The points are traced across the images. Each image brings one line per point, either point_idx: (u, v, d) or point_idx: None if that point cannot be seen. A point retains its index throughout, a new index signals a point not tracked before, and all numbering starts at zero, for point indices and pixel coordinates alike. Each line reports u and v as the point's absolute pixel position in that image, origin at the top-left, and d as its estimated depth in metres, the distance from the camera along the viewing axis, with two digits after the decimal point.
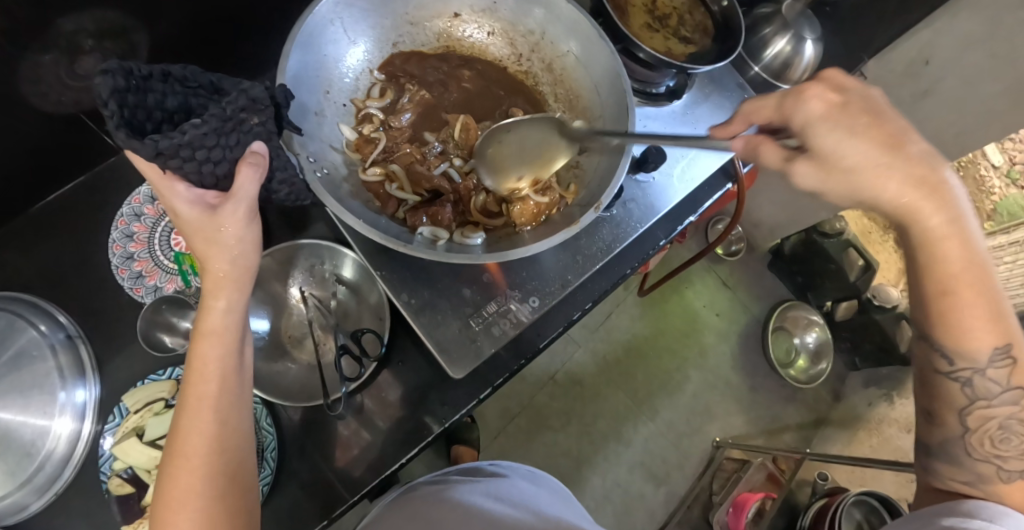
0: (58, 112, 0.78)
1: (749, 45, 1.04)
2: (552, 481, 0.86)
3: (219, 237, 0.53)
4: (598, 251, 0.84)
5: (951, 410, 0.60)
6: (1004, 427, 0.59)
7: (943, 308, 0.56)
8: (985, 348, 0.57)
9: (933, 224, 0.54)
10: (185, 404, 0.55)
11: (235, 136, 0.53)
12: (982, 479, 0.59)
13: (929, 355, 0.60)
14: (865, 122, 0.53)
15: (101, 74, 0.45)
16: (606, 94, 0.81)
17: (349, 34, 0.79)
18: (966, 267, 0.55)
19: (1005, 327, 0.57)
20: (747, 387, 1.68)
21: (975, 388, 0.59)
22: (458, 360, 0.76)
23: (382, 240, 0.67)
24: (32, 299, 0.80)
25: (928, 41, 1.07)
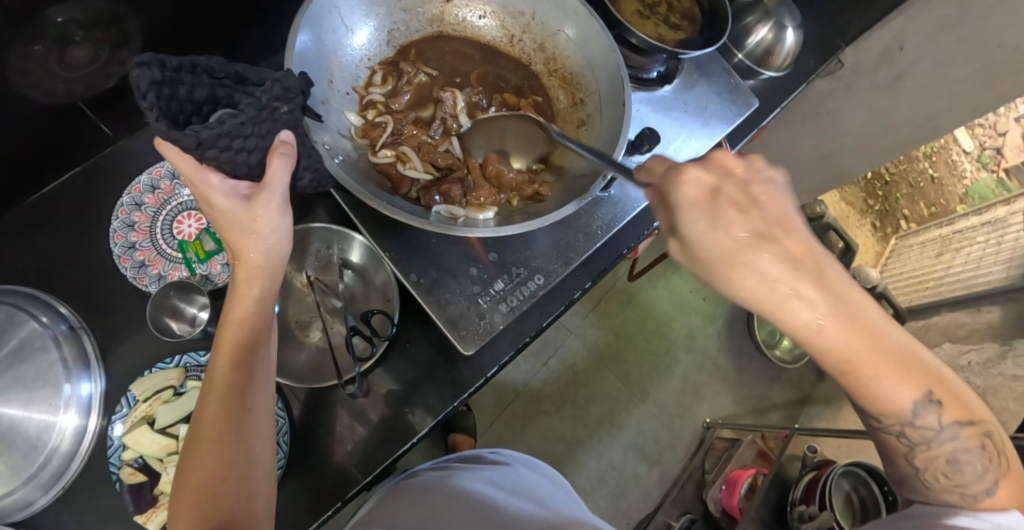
0: (51, 104, 0.76)
1: (734, 34, 1.08)
2: (552, 472, 0.87)
3: (255, 226, 0.55)
4: (598, 229, 0.86)
5: (901, 457, 0.56)
6: (952, 458, 0.54)
7: (841, 373, 0.53)
8: (902, 403, 0.53)
9: (804, 317, 0.52)
10: (210, 388, 0.55)
11: (267, 126, 0.54)
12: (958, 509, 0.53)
13: (864, 416, 0.56)
14: (734, 211, 0.53)
15: (138, 66, 0.47)
16: (600, 67, 0.81)
17: (347, 23, 0.78)
18: (850, 353, 0.52)
19: (913, 376, 0.53)
20: (734, 367, 1.72)
21: (913, 433, 0.54)
22: (467, 335, 0.77)
23: (405, 219, 0.68)
24: (32, 291, 0.78)
25: (901, 27, 1.10)
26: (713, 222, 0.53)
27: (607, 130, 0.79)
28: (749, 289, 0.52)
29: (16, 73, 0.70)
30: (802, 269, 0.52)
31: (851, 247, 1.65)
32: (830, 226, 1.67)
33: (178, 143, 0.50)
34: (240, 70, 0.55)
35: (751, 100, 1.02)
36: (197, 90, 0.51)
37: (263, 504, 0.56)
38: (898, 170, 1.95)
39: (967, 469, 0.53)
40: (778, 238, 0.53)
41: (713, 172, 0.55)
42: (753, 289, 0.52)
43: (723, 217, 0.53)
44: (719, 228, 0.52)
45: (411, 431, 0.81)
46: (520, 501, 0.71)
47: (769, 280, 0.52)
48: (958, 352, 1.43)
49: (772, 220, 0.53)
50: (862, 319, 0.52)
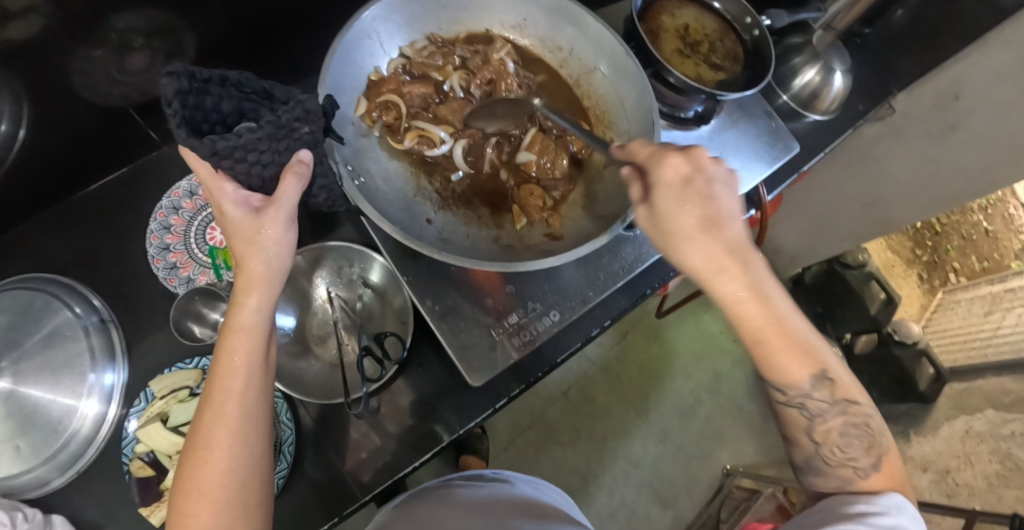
0: (104, 106, 0.81)
1: (779, 76, 1.06)
2: (554, 489, 0.87)
3: (261, 239, 0.57)
4: (620, 269, 0.84)
5: (802, 432, 0.62)
6: (844, 432, 0.61)
7: (753, 343, 0.60)
8: (799, 379, 0.60)
9: (729, 292, 0.59)
10: (210, 395, 0.56)
11: (285, 143, 0.57)
12: (849, 483, 0.59)
13: (768, 390, 0.63)
14: (699, 197, 0.58)
15: (168, 75, 0.49)
16: (631, 108, 0.81)
17: (387, 48, 0.80)
18: (762, 325, 0.59)
19: (812, 357, 0.60)
20: (760, 414, 1.66)
21: (813, 405, 0.61)
22: (477, 368, 0.76)
23: (415, 245, 0.68)
24: (71, 282, 0.83)
25: (957, 74, 1.07)
26: (680, 201, 0.58)
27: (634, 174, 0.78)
28: (693, 261, 0.59)
29: (77, 74, 0.75)
30: (737, 257, 0.59)
31: (892, 299, 1.56)
32: (872, 276, 1.58)
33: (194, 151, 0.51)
34: (268, 88, 0.58)
35: (791, 144, 1.00)
36: (223, 102, 0.54)
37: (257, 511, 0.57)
38: (950, 221, 1.84)
39: (855, 445, 0.60)
40: (724, 229, 0.59)
41: (690, 161, 0.59)
42: (692, 261, 0.59)
43: (687, 200, 0.58)
44: (688, 207, 0.58)
45: (413, 453, 0.81)
46: (516, 516, 0.72)
47: (712, 259, 0.58)
48: (1000, 420, 1.32)
49: (723, 214, 0.59)
50: (773, 299, 0.60)
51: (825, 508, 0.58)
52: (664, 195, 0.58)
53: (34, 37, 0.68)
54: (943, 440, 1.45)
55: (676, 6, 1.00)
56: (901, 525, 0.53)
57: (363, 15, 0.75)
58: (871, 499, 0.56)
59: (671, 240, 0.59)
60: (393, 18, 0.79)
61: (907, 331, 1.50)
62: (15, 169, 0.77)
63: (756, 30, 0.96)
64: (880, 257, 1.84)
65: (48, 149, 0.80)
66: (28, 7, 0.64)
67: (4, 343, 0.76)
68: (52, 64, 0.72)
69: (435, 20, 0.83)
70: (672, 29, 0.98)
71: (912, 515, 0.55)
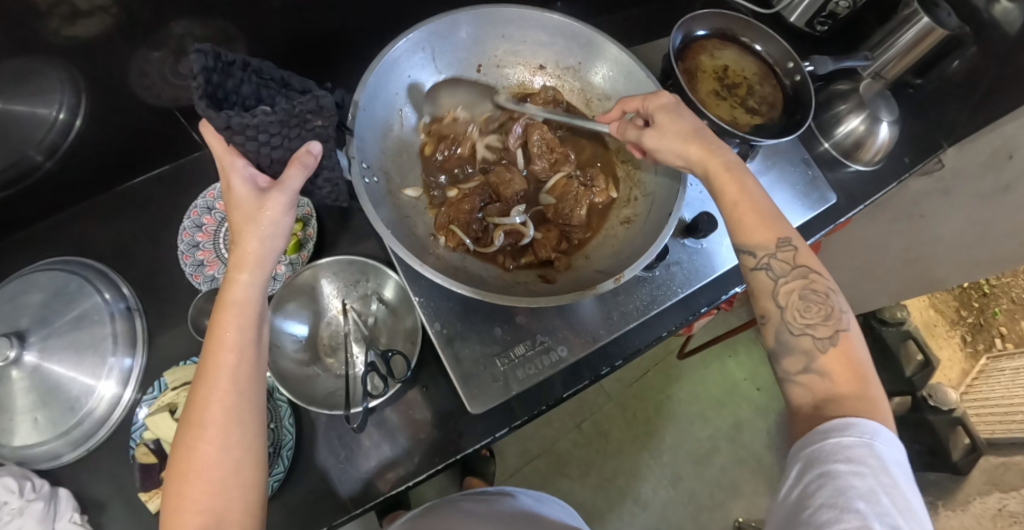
0: (157, 106, 0.86)
1: (823, 122, 1.04)
2: (556, 501, 0.94)
3: (259, 217, 0.56)
4: (634, 308, 0.82)
5: (768, 297, 0.65)
6: (802, 295, 0.63)
7: (731, 215, 0.68)
8: (764, 239, 0.65)
9: (716, 162, 0.69)
10: (203, 373, 0.56)
11: (296, 131, 0.57)
12: (811, 357, 0.61)
13: (738, 260, 0.67)
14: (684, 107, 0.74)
15: (196, 51, 0.51)
16: (663, 171, 0.78)
17: (437, 65, 0.79)
18: (733, 196, 0.68)
19: (776, 227, 0.66)
20: (779, 469, 1.58)
21: (778, 268, 0.64)
22: (479, 394, 0.74)
23: (401, 254, 0.65)
24: (105, 268, 0.87)
25: (1012, 133, 1.02)
26: (676, 109, 0.73)
27: (653, 224, 0.75)
28: (687, 152, 0.70)
29: (134, 74, 0.80)
30: (706, 142, 0.71)
31: (929, 362, 1.50)
32: (909, 336, 1.54)
33: (210, 122, 0.53)
34: (285, 76, 0.60)
35: (825, 195, 0.98)
36: (245, 85, 0.56)
37: (254, 493, 0.56)
38: (1000, 284, 1.80)
39: (817, 307, 0.62)
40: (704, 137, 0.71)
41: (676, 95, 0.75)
42: (680, 151, 0.71)
43: (679, 108, 0.73)
44: (679, 117, 0.72)
45: (408, 472, 0.80)
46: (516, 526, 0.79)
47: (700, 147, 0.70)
48: None
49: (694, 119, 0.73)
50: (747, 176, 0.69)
51: (800, 447, 0.56)
52: (660, 111, 0.73)
53: (98, 35, 0.72)
54: (973, 517, 1.36)
55: (717, 47, 0.98)
56: (875, 453, 0.52)
57: (421, 29, 0.74)
58: (842, 430, 0.54)
59: (665, 139, 0.71)
60: (450, 36, 0.78)
61: (943, 396, 1.43)
62: (69, 156, 0.83)
63: (799, 76, 0.95)
64: (921, 316, 1.74)
65: (101, 141, 0.85)
66: (97, 7, 0.69)
67: (37, 319, 0.80)
68: (112, 64, 0.77)
69: (493, 44, 0.81)
70: (711, 69, 0.96)
71: (887, 438, 0.53)
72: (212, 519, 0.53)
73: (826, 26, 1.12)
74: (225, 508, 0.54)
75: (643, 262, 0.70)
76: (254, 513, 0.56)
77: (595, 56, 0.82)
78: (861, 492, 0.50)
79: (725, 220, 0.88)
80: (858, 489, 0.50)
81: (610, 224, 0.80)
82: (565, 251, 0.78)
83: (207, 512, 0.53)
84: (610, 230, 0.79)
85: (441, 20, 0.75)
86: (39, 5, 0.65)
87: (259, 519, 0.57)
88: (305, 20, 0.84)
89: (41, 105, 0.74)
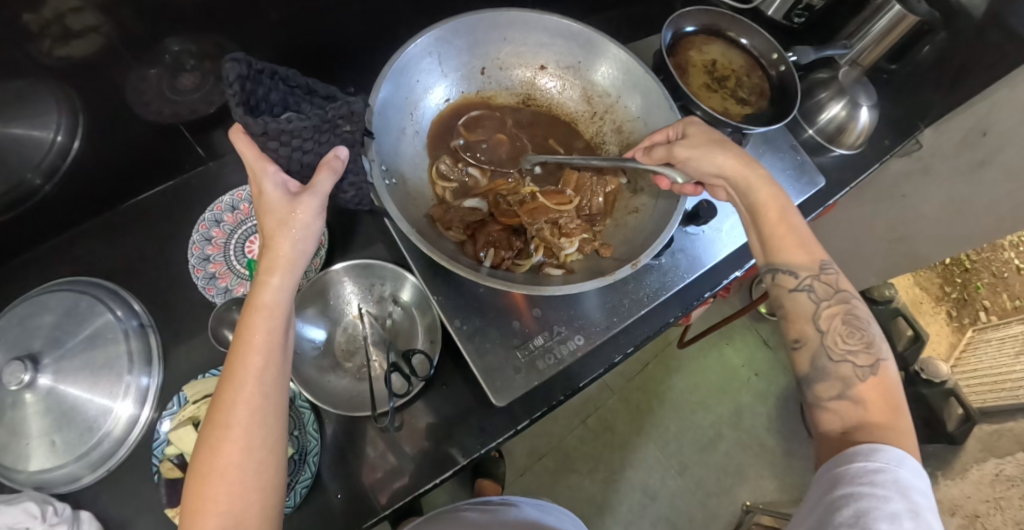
0: (158, 122, 0.87)
1: (805, 110, 1.07)
2: (562, 512, 0.94)
3: (291, 220, 0.57)
4: (645, 296, 0.83)
5: (807, 320, 0.69)
6: (845, 321, 0.67)
7: (774, 234, 0.72)
8: (805, 260, 0.70)
9: (755, 178, 0.73)
10: (231, 374, 0.56)
11: (327, 136, 0.59)
12: (848, 384, 0.64)
13: (778, 281, 0.72)
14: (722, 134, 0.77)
15: (231, 59, 0.53)
16: None
17: (443, 69, 0.81)
18: (769, 213, 0.73)
19: (813, 249, 0.71)
20: (782, 451, 1.62)
21: (819, 290, 0.69)
22: (501, 387, 0.75)
23: (429, 251, 0.67)
24: (114, 287, 0.87)
25: (984, 112, 1.07)
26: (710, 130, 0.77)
27: (661, 212, 0.78)
28: (726, 169, 0.74)
29: (133, 90, 0.80)
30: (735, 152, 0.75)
31: (919, 338, 1.57)
32: (898, 313, 1.60)
33: (246, 128, 0.55)
34: (310, 83, 0.61)
35: (814, 178, 1.01)
36: (273, 93, 0.57)
37: (273, 495, 0.56)
38: (979, 258, 1.88)
39: (857, 334, 0.66)
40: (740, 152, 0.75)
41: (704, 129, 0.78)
42: (720, 164, 0.74)
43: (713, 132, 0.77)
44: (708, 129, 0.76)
45: (432, 471, 0.80)
46: None
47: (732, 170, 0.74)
48: None
49: (715, 136, 0.76)
50: (778, 197, 0.73)
51: (828, 468, 0.59)
52: (694, 127, 0.76)
53: (94, 54, 0.73)
54: (972, 483, 1.41)
55: (704, 42, 1.01)
56: (901, 480, 0.55)
57: (425, 35, 0.76)
58: (868, 455, 0.57)
59: (701, 150, 0.74)
60: (454, 41, 0.80)
61: (935, 370, 1.50)
62: (73, 175, 0.82)
63: (783, 66, 0.98)
64: (908, 293, 1.80)
65: (101, 160, 0.85)
66: (88, 27, 0.69)
67: (49, 341, 0.79)
68: (111, 81, 0.77)
69: (496, 46, 0.83)
70: (700, 64, 1.00)
71: (912, 466, 0.56)
72: (231, 521, 0.53)
73: (803, 18, 1.15)
74: (245, 511, 0.54)
75: (655, 249, 0.72)
76: (271, 516, 0.56)
77: (595, 55, 0.84)
78: (883, 515, 0.53)
79: (722, 207, 0.91)
80: (881, 511, 0.53)
81: (617, 213, 0.82)
82: (593, 239, 0.79)
83: (228, 513, 0.53)
84: (630, 222, 0.80)
85: (447, 25, 0.77)
86: (31, 25, 0.65)
87: (276, 523, 0.57)
88: (301, 33, 0.85)
89: (38, 126, 0.73)
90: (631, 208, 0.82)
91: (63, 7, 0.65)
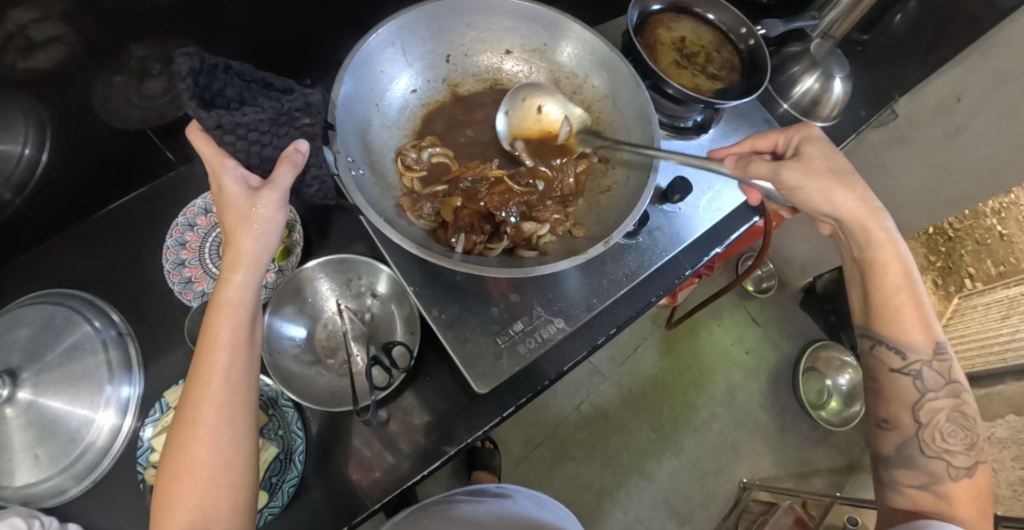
0: (126, 128, 0.86)
1: (778, 83, 1.07)
2: (558, 507, 0.94)
3: (252, 215, 0.57)
4: (623, 276, 0.83)
5: (906, 408, 0.69)
6: (949, 420, 0.67)
7: (888, 300, 0.70)
8: (921, 340, 0.69)
9: (878, 236, 0.71)
10: (197, 373, 0.55)
11: (285, 129, 0.58)
12: (935, 479, 0.65)
13: (884, 352, 0.70)
14: (836, 176, 0.72)
15: (183, 54, 0.53)
16: (636, 138, 0.80)
17: (406, 58, 0.80)
18: (893, 278, 0.70)
19: (932, 330, 0.69)
20: (777, 426, 1.63)
21: (930, 379, 0.68)
22: (482, 375, 0.75)
23: (398, 239, 0.67)
24: (90, 296, 0.86)
25: (959, 78, 1.07)
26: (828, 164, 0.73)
27: (631, 192, 0.77)
28: (844, 208, 0.72)
29: (98, 98, 0.79)
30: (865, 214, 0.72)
31: None
32: None
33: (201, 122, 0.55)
34: (266, 77, 0.60)
35: None
36: (228, 88, 0.57)
37: (245, 493, 0.56)
38: (962, 226, 1.90)
39: (958, 436, 0.66)
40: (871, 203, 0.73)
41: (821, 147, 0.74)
42: (839, 204, 0.72)
43: (830, 161, 0.73)
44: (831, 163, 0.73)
45: (422, 462, 0.80)
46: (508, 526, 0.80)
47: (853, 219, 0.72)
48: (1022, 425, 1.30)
49: (846, 180, 0.72)
50: (904, 264, 0.70)
51: None
52: (811, 148, 0.74)
53: (58, 64, 0.72)
54: None
55: (672, 19, 1.01)
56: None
57: (385, 25, 0.75)
58: None
59: (815, 183, 0.72)
60: (416, 30, 0.79)
61: None
62: (44, 187, 0.82)
63: (752, 40, 0.98)
64: None
65: (71, 170, 0.84)
66: (51, 37, 0.68)
67: (27, 354, 0.79)
68: (76, 89, 0.76)
69: (459, 33, 0.83)
70: (669, 41, 0.99)
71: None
72: (200, 521, 0.53)
73: None
74: (216, 508, 0.54)
75: (626, 227, 0.72)
76: (243, 514, 0.55)
77: (560, 37, 0.83)
78: None
79: (696, 184, 0.91)
80: None
81: (590, 193, 0.81)
82: (567, 220, 0.78)
83: (197, 513, 0.53)
84: (604, 201, 0.80)
85: (407, 14, 0.76)
86: None
87: (248, 520, 0.56)
88: (265, 30, 0.84)
89: (6, 140, 0.72)
90: (605, 185, 0.81)
91: (21, 18, 0.64)
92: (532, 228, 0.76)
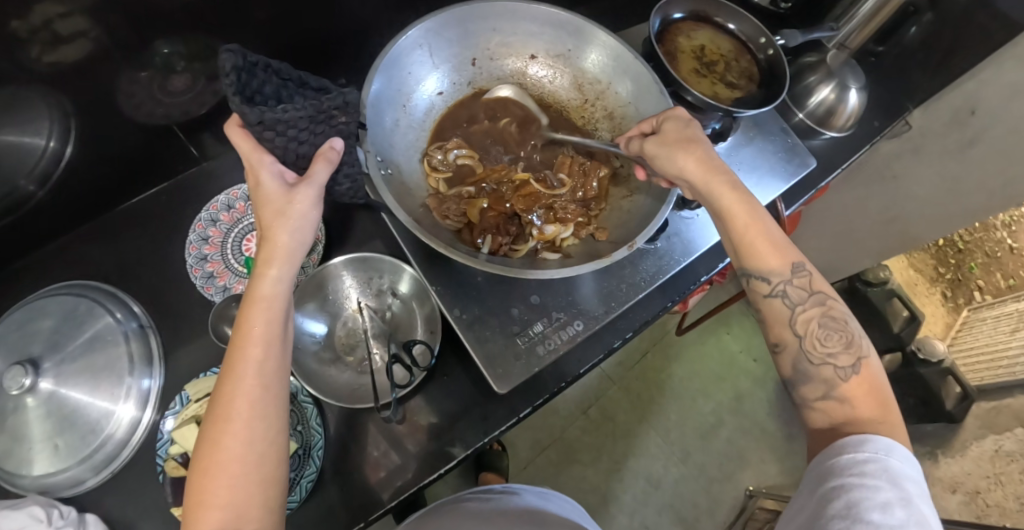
0: (150, 124, 0.87)
1: (795, 93, 1.07)
2: (561, 497, 0.95)
3: (289, 211, 0.58)
4: (642, 280, 0.84)
5: (786, 326, 0.67)
6: (823, 325, 0.65)
7: (743, 238, 0.68)
8: (779, 265, 0.67)
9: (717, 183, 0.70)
10: (231, 367, 0.56)
11: (323, 127, 0.59)
12: (831, 386, 0.63)
13: (752, 285, 0.69)
14: (683, 133, 0.73)
15: (227, 50, 0.53)
16: None
17: (434, 59, 0.81)
18: (735, 216, 0.68)
19: (787, 252, 0.68)
20: (783, 435, 1.63)
21: (794, 296, 0.67)
22: (503, 375, 0.75)
23: (427, 239, 0.67)
24: (112, 289, 0.87)
25: (973, 90, 1.07)
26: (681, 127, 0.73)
27: (653, 198, 0.78)
28: (687, 170, 0.71)
29: (122, 93, 0.80)
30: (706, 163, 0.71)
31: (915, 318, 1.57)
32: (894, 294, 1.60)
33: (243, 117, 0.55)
34: (303, 75, 0.61)
35: (808, 160, 1.01)
36: (267, 85, 0.58)
37: (276, 488, 0.56)
38: (973, 239, 1.90)
39: (836, 336, 0.64)
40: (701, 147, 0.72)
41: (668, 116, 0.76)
42: (681, 164, 0.71)
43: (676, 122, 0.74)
44: (683, 128, 0.74)
45: (437, 460, 0.80)
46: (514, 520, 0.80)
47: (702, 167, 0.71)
48: None
49: (680, 137, 0.72)
50: (743, 197, 0.69)
51: (819, 463, 0.58)
52: (669, 124, 0.75)
53: (85, 60, 0.73)
54: None
55: (692, 28, 1.02)
56: (891, 469, 0.54)
57: (415, 27, 0.76)
58: (857, 446, 0.56)
59: (665, 148, 0.72)
60: (444, 33, 0.80)
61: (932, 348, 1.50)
62: (68, 180, 0.83)
63: (771, 50, 0.99)
64: (903, 275, 1.82)
65: (95, 164, 0.85)
66: (77, 31, 0.69)
67: (49, 344, 0.80)
68: (101, 84, 0.77)
69: (485, 37, 0.84)
70: (689, 49, 1.00)
71: (901, 455, 0.55)
72: (231, 516, 0.53)
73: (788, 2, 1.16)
74: (247, 503, 0.54)
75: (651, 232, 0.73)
76: (273, 509, 0.56)
77: (585, 43, 0.84)
78: (874, 505, 0.52)
79: None
80: (871, 500, 0.52)
81: (613, 197, 0.82)
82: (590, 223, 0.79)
83: (229, 508, 0.53)
84: (626, 205, 0.81)
85: (437, 17, 0.77)
86: (20, 32, 0.65)
87: (279, 515, 0.57)
88: (291, 31, 0.85)
89: (31, 132, 0.74)
90: (630, 189, 0.82)
91: (49, 13, 0.65)
92: (555, 231, 0.77)
